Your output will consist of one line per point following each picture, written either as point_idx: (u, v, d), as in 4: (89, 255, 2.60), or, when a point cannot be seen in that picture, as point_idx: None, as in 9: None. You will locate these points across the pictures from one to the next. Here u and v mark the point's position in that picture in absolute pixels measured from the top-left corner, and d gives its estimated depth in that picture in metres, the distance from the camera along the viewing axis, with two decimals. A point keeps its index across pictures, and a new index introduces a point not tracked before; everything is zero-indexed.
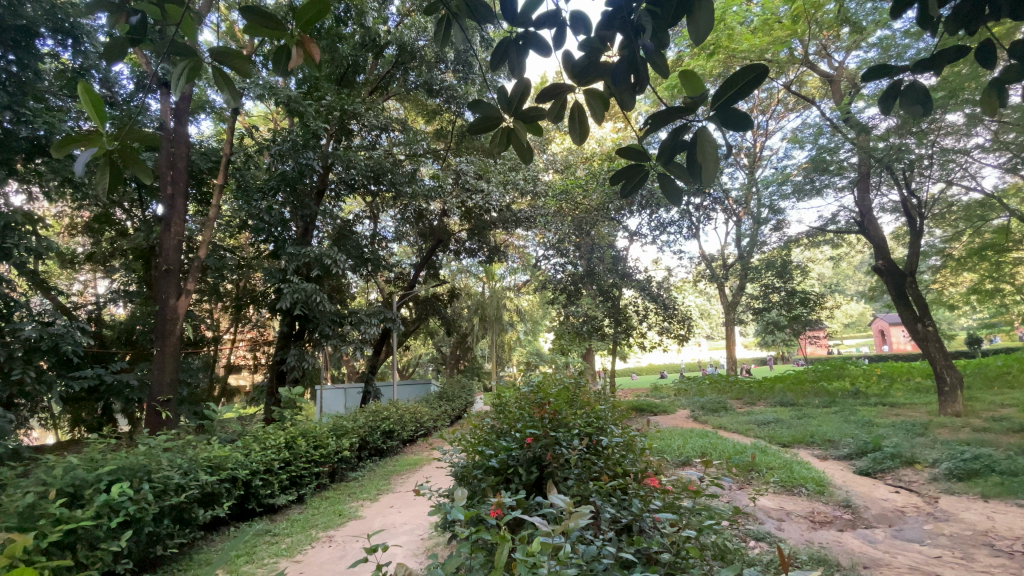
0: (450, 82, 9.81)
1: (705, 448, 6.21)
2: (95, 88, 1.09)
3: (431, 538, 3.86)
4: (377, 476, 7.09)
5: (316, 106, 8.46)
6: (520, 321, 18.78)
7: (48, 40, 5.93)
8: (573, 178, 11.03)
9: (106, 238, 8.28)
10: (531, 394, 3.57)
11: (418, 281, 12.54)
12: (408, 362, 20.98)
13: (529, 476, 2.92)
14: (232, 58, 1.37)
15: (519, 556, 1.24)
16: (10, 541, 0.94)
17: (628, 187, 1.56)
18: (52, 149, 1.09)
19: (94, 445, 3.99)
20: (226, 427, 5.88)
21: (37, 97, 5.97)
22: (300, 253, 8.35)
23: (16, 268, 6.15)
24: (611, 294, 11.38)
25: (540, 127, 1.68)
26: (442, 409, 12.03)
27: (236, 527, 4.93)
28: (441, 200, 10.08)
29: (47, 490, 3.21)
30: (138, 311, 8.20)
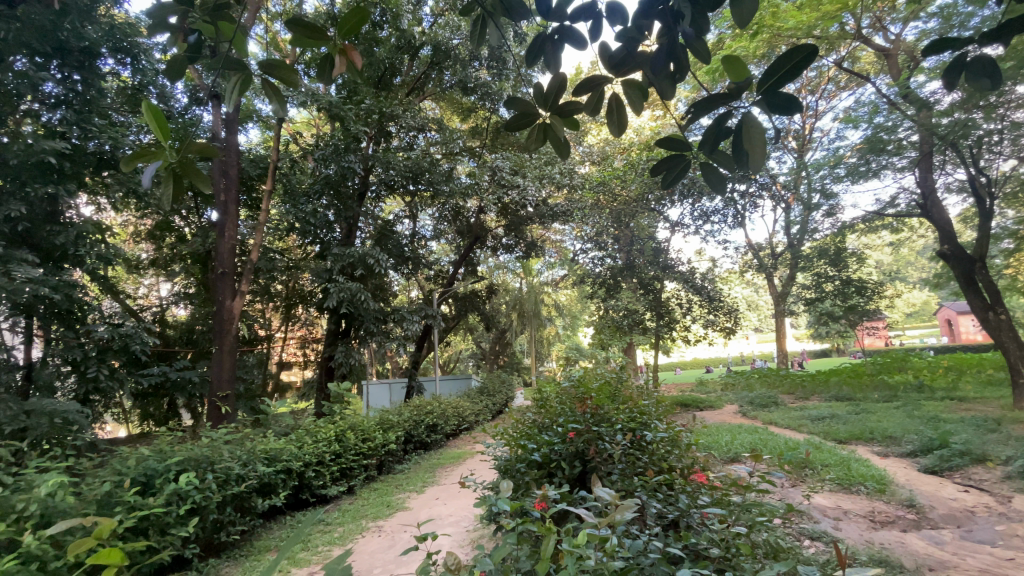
0: (484, 79, 9.87)
1: (754, 443, 6.02)
2: (158, 105, 1.18)
3: (477, 529, 3.92)
4: (423, 468, 7.27)
5: (356, 109, 8.71)
6: (557, 316, 18.79)
7: (109, 60, 6.33)
8: (611, 169, 10.90)
9: (167, 244, 8.82)
10: (572, 389, 3.54)
11: (457, 278, 12.72)
12: (448, 357, 21.27)
13: (572, 471, 2.94)
14: (278, 69, 1.45)
15: (566, 548, 1.27)
16: (98, 524, 1.03)
17: (669, 178, 1.54)
18: (122, 164, 1.19)
19: (163, 439, 4.28)
20: (280, 420, 6.18)
21: (102, 115, 6.41)
22: (345, 253, 8.66)
23: (90, 274, 6.68)
24: (652, 287, 11.17)
25: (578, 120, 1.68)
26: (484, 404, 12.20)
27: (292, 516, 5.18)
28: (478, 197, 10.18)
29: (123, 480, 3.48)
30: (198, 311, 8.73)
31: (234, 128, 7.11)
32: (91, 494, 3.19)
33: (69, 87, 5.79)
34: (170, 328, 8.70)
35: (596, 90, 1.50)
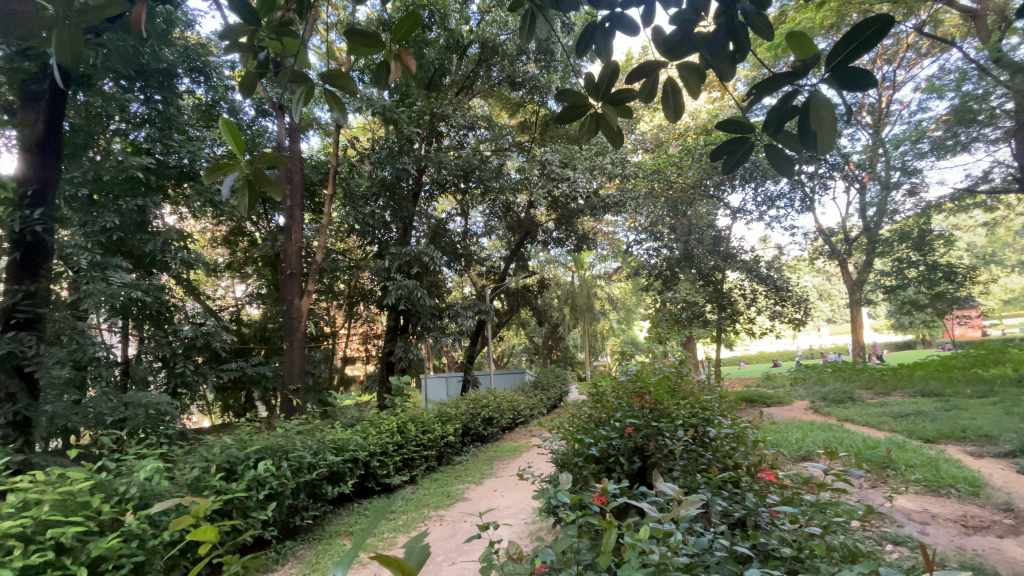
0: (533, 73, 9.95)
1: (829, 440, 5.67)
2: (233, 121, 1.27)
3: (536, 521, 3.94)
4: (481, 460, 7.42)
5: (408, 112, 8.96)
6: (611, 309, 18.53)
7: (186, 80, 6.89)
8: (665, 156, 10.59)
9: (240, 248, 9.48)
10: (629, 383, 3.49)
11: (509, 273, 12.83)
12: (502, 353, 21.49)
13: (631, 466, 2.91)
14: (337, 79, 1.53)
15: (628, 542, 1.28)
16: (195, 505, 1.14)
17: (730, 163, 1.47)
18: (204, 177, 1.30)
19: (243, 429, 4.63)
20: (346, 413, 6.51)
21: (181, 131, 6.97)
22: (402, 252, 8.96)
23: (175, 278, 7.31)
24: (713, 278, 10.74)
25: (631, 108, 1.65)
26: (538, 399, 12.27)
27: (359, 503, 5.44)
28: (528, 192, 10.19)
29: (209, 466, 3.81)
30: (270, 310, 9.33)
31: (297, 137, 7.51)
32: (183, 479, 3.53)
33: (153, 106, 6.27)
34: (246, 326, 9.36)
35: (649, 76, 1.47)
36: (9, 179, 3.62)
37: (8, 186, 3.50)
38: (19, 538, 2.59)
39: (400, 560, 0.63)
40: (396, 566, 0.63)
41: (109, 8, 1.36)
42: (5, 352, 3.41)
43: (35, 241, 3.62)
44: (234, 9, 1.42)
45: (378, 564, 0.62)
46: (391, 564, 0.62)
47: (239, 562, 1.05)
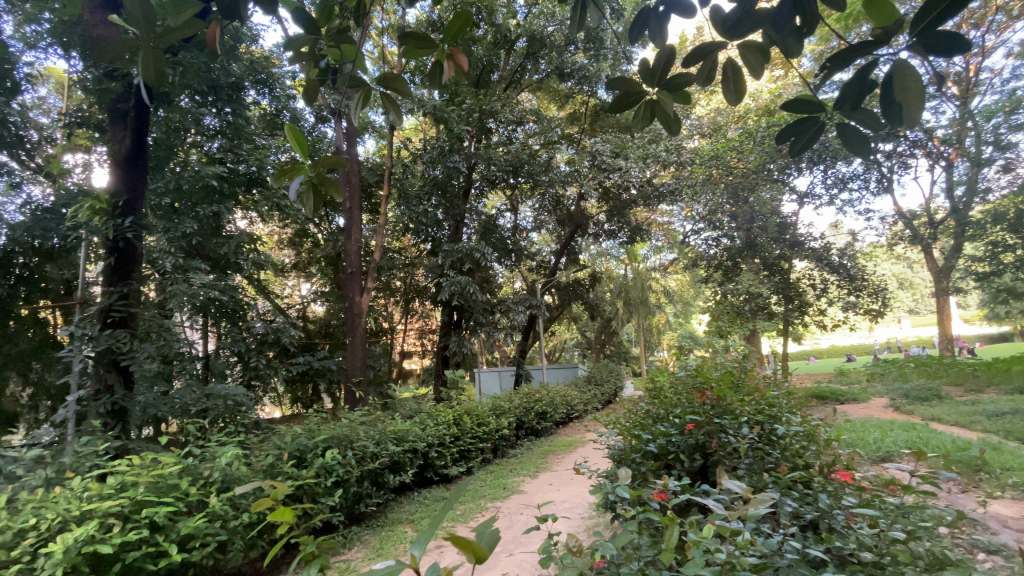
0: (582, 63, 9.85)
1: (912, 440, 5.24)
2: (300, 128, 1.34)
3: (594, 516, 3.93)
4: (536, 454, 7.47)
5: (458, 110, 9.10)
6: (667, 302, 18.05)
7: (252, 91, 7.35)
8: (724, 141, 10.14)
9: (305, 248, 10.02)
10: (688, 378, 3.38)
11: (560, 267, 12.77)
12: (554, 347, 21.49)
13: (693, 464, 2.83)
14: (393, 81, 1.58)
15: (693, 539, 1.27)
16: (274, 488, 1.22)
17: (798, 145, 1.40)
18: (273, 180, 1.38)
19: (311, 420, 4.91)
20: (405, 405, 6.75)
21: (249, 140, 7.45)
22: (454, 249, 9.16)
23: (247, 278, 7.83)
24: (778, 268, 10.22)
25: (689, 93, 1.60)
26: (592, 394, 12.18)
27: (419, 492, 5.63)
28: (578, 184, 10.09)
29: (282, 453, 4.07)
30: (333, 307, 9.80)
31: (354, 140, 7.83)
32: (259, 465, 3.80)
33: (224, 119, 6.72)
34: (311, 322, 9.88)
35: (707, 58, 1.42)
36: (103, 192, 4.04)
37: (104, 198, 3.91)
38: (120, 516, 2.89)
39: (473, 543, 0.70)
40: (470, 549, 0.70)
41: (188, 29, 1.48)
42: (105, 347, 3.81)
43: (126, 246, 4.03)
44: (296, 22, 1.50)
45: (452, 545, 0.68)
46: (466, 546, 0.69)
47: (315, 542, 1.13)
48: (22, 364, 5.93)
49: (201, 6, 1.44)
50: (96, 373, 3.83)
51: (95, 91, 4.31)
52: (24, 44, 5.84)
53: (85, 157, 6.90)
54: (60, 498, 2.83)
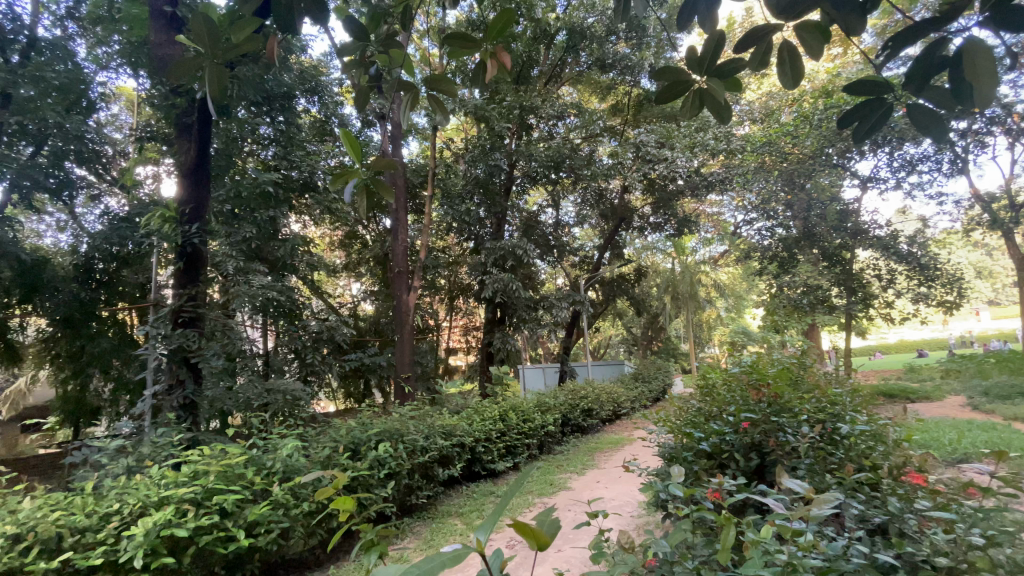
0: (624, 53, 9.69)
1: (994, 442, 4.83)
2: (354, 132, 1.40)
3: (645, 515, 3.87)
4: (582, 451, 7.44)
5: (499, 108, 9.16)
6: (717, 296, 17.45)
7: (303, 100, 7.74)
8: (777, 126, 9.66)
9: (354, 249, 10.38)
10: (743, 375, 3.27)
11: (603, 263, 12.62)
12: (600, 343, 21.31)
13: (749, 463, 2.73)
14: (439, 83, 1.63)
15: (753, 540, 1.25)
16: (337, 477, 1.27)
17: (862, 131, 1.33)
18: (330, 183, 1.45)
19: (364, 414, 5.10)
20: (452, 400, 6.89)
21: (301, 147, 7.79)
22: (497, 246, 9.24)
23: (302, 278, 8.21)
24: (839, 259, 9.67)
25: (741, 79, 1.55)
26: (639, 391, 11.99)
27: (468, 486, 5.73)
28: (621, 176, 9.92)
29: (338, 445, 4.26)
30: (381, 305, 10.13)
31: (399, 142, 8.02)
32: (317, 456, 3.99)
33: (277, 127, 7.11)
34: (362, 320, 10.24)
35: (760, 42, 1.37)
36: (173, 201, 4.37)
37: (173, 207, 4.22)
38: (193, 501, 3.12)
39: (534, 528, 0.72)
40: (531, 534, 0.72)
41: (248, 44, 1.57)
42: (177, 345, 4.08)
43: (194, 252, 4.31)
44: (346, 29, 1.57)
45: (514, 529, 0.70)
46: (527, 530, 0.71)
47: (374, 530, 1.17)
48: (104, 361, 6.51)
49: (260, 20, 1.53)
50: (170, 369, 4.12)
51: (162, 106, 4.63)
52: (96, 65, 6.67)
53: (154, 169, 7.46)
54: (141, 485, 3.08)
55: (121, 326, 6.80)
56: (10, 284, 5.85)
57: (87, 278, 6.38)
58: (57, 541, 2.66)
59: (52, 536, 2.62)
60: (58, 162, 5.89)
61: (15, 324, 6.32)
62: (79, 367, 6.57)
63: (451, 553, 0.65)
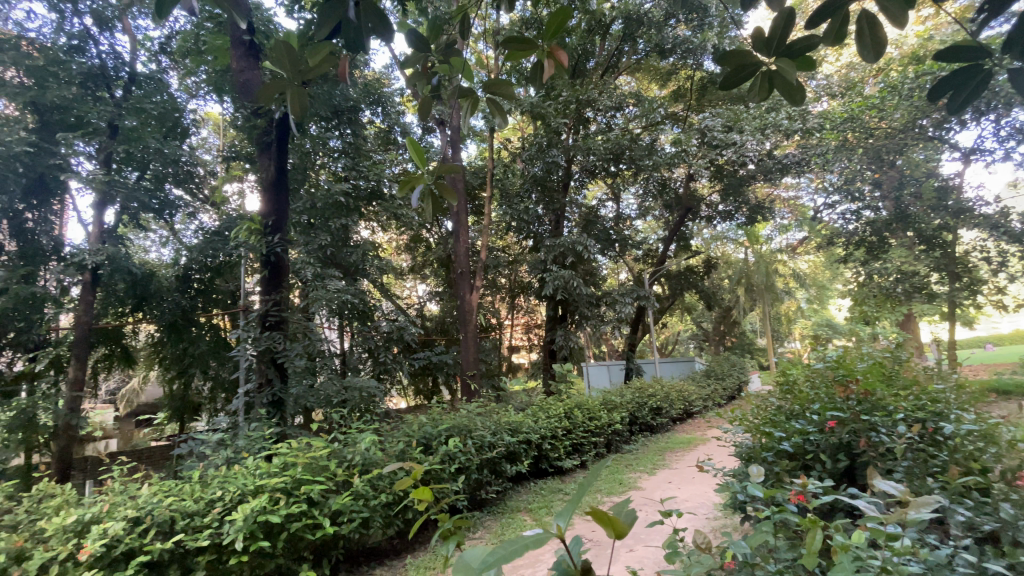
0: (684, 36, 9.35)
1: None
2: (419, 140, 1.47)
3: (722, 517, 3.71)
4: (652, 450, 7.26)
5: (555, 104, 9.15)
6: (797, 287, 16.37)
7: (368, 112, 8.19)
8: (860, 99, 8.88)
9: (419, 252, 10.75)
10: (827, 371, 3.05)
11: (669, 256, 12.22)
12: (667, 339, 20.73)
13: (836, 465, 2.56)
14: (499, 87, 1.67)
15: (840, 544, 1.18)
16: (414, 468, 1.34)
17: (960, 99, 1.27)
18: (398, 190, 1.53)
19: (434, 410, 5.30)
20: (517, 398, 6.97)
21: (367, 157, 8.20)
22: (556, 244, 9.24)
23: (373, 282, 8.64)
24: (939, 241, 8.74)
25: (814, 56, 1.47)
26: (712, 389, 11.52)
27: (536, 483, 5.78)
28: (686, 164, 9.55)
29: (411, 440, 4.46)
30: (446, 305, 10.45)
31: (458, 145, 8.21)
32: (392, 450, 4.20)
33: (345, 139, 7.67)
34: (429, 320, 10.62)
35: (836, 13, 1.34)
36: (257, 214, 4.76)
37: (257, 220, 4.60)
38: (284, 491, 3.39)
39: (612, 516, 0.74)
40: (610, 523, 0.75)
41: (322, 66, 1.70)
42: (265, 346, 4.46)
43: (277, 260, 4.68)
44: (407, 41, 1.64)
45: (593, 519, 0.73)
46: (606, 519, 0.74)
47: (450, 520, 1.22)
48: (203, 362, 7.23)
49: (332, 43, 1.64)
50: (259, 368, 4.50)
51: (245, 128, 5.02)
52: (187, 93, 7.42)
53: (239, 186, 8.17)
54: (239, 474, 3.39)
55: (216, 330, 7.48)
56: (124, 294, 6.60)
57: (186, 288, 7.12)
58: (170, 524, 3.00)
59: (166, 519, 2.97)
60: (159, 183, 6.70)
61: (129, 330, 7.10)
62: (182, 367, 7.29)
63: (533, 536, 0.69)
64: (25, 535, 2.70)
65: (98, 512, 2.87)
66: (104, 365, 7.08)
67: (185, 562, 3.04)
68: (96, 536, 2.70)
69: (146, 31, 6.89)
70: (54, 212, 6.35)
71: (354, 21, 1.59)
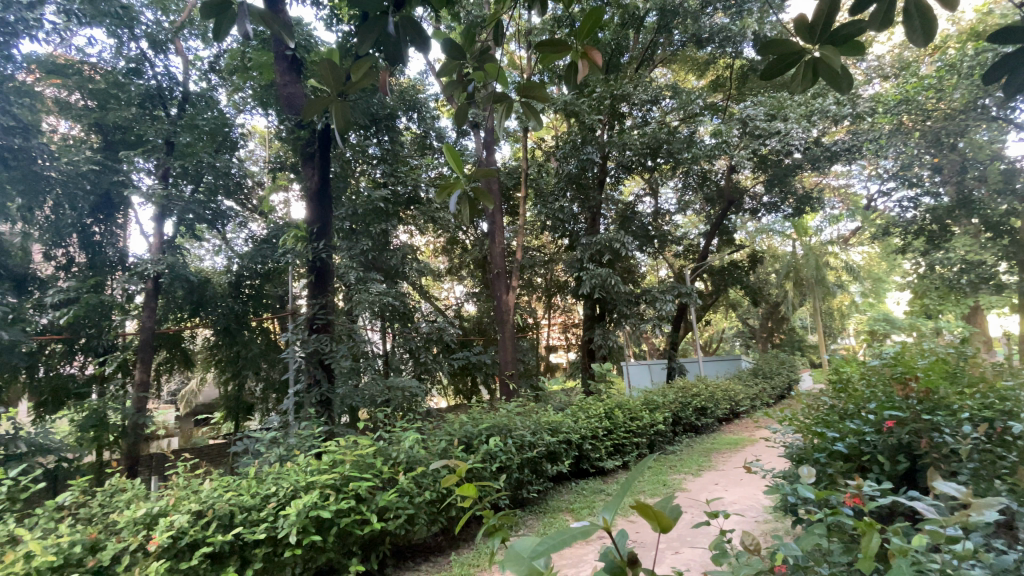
0: (722, 24, 9.09)
1: None
2: (456, 147, 1.51)
3: (772, 521, 3.59)
4: (696, 451, 7.09)
5: (589, 101, 9.08)
6: (851, 280, 15.57)
7: (403, 118, 8.39)
8: (916, 80, 8.39)
9: (456, 253, 10.90)
10: (884, 368, 2.90)
11: (711, 251, 11.90)
12: (711, 337, 20.19)
13: (895, 467, 2.44)
14: (534, 90, 1.69)
15: (897, 547, 1.13)
16: (458, 466, 1.37)
17: (1016, 84, 1.34)
18: (438, 195, 1.57)
19: (474, 409, 5.37)
20: (556, 397, 6.97)
21: (404, 162, 8.41)
22: (593, 242, 9.19)
23: (412, 285, 8.85)
24: (1008, 228, 8.15)
25: (862, 41, 1.41)
26: (760, 387, 11.16)
27: (577, 483, 5.76)
28: (727, 156, 9.26)
29: (452, 439, 4.54)
30: (483, 305, 10.57)
31: (492, 147, 8.29)
32: (434, 448, 4.29)
33: (383, 146, 7.90)
34: (467, 320, 10.77)
35: None
36: (303, 222, 4.97)
37: (303, 227, 4.81)
38: (333, 487, 3.53)
39: (656, 510, 0.75)
40: (654, 517, 0.76)
41: (364, 80, 1.77)
42: (313, 348, 4.65)
43: (322, 266, 4.87)
44: (442, 50, 1.68)
45: (637, 512, 0.75)
46: (649, 513, 0.75)
47: (495, 516, 1.24)
48: (255, 364, 7.62)
49: (373, 57, 1.71)
50: (308, 370, 4.70)
51: (290, 140, 5.25)
52: (235, 108, 7.82)
53: (285, 196, 8.55)
54: (291, 471, 3.56)
55: (266, 334, 7.85)
56: (183, 301, 7.03)
57: (239, 293, 7.52)
58: (229, 517, 3.18)
59: (226, 512, 3.15)
60: (211, 195, 7.05)
61: (187, 335, 7.53)
62: (236, 369, 7.71)
63: (579, 529, 0.71)
64: (100, 527, 2.93)
65: (163, 506, 3.07)
66: (166, 368, 7.55)
67: (244, 554, 3.22)
68: (163, 528, 2.89)
69: (196, 51, 7.30)
70: (118, 226, 6.80)
71: (393, 34, 1.65)
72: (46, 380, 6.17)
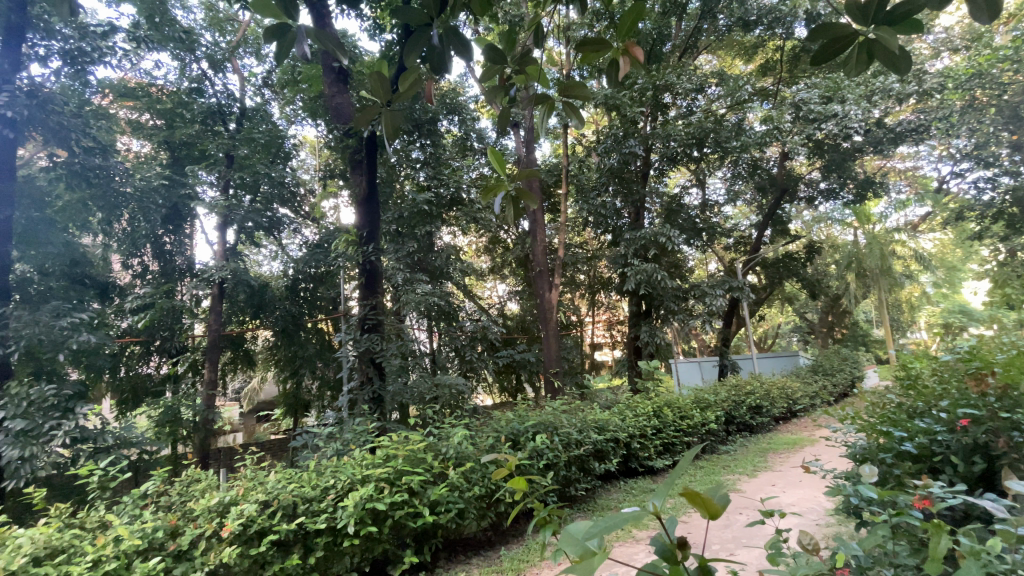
0: (771, 5, 8.70)
1: None
2: (499, 149, 1.56)
3: (833, 524, 3.45)
4: (751, 451, 6.85)
5: (631, 93, 8.92)
6: (922, 270, 14.49)
7: (444, 121, 8.62)
8: (991, 53, 7.77)
9: (497, 253, 10.97)
10: (958, 364, 2.73)
11: (763, 242, 11.42)
12: (765, 332, 19.38)
13: (969, 468, 2.30)
14: (574, 88, 1.72)
15: (966, 549, 1.10)
16: (507, 460, 1.41)
17: None
18: (482, 195, 1.64)
19: (521, 407, 5.44)
20: (602, 395, 6.93)
21: (447, 165, 8.59)
22: (637, 237, 9.06)
23: (457, 284, 9.03)
24: None
25: (919, 19, 1.36)
26: (820, 384, 10.66)
27: (626, 482, 5.71)
28: (779, 143, 8.86)
29: (500, 436, 4.62)
30: (526, 303, 10.63)
31: (532, 146, 8.33)
32: (483, 444, 4.39)
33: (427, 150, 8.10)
34: (510, 319, 10.87)
35: None
36: (352, 226, 5.19)
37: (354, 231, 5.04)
38: (388, 480, 3.70)
39: (705, 498, 0.78)
40: (702, 504, 0.78)
41: (411, 91, 1.87)
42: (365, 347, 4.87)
43: (371, 268, 5.09)
44: (484, 56, 1.74)
45: (686, 499, 0.77)
46: (698, 499, 0.78)
47: (546, 508, 1.28)
48: (311, 363, 8.02)
49: (419, 68, 1.79)
50: (362, 368, 4.92)
51: (340, 148, 5.49)
52: (287, 120, 8.24)
53: (335, 202, 8.94)
54: (348, 465, 3.75)
55: (320, 334, 8.24)
56: (244, 304, 7.50)
57: (295, 296, 7.93)
58: (293, 507, 3.39)
59: (290, 502, 3.36)
60: (268, 204, 7.47)
61: (249, 336, 8.02)
62: (294, 368, 8.14)
63: (631, 513, 0.74)
64: (179, 514, 3.19)
65: (234, 496, 3.31)
66: (231, 367, 8.08)
67: (306, 542, 3.41)
68: (234, 516, 3.12)
69: (251, 69, 7.74)
70: (186, 236, 7.33)
71: (437, 45, 1.72)
72: (128, 379, 6.76)
